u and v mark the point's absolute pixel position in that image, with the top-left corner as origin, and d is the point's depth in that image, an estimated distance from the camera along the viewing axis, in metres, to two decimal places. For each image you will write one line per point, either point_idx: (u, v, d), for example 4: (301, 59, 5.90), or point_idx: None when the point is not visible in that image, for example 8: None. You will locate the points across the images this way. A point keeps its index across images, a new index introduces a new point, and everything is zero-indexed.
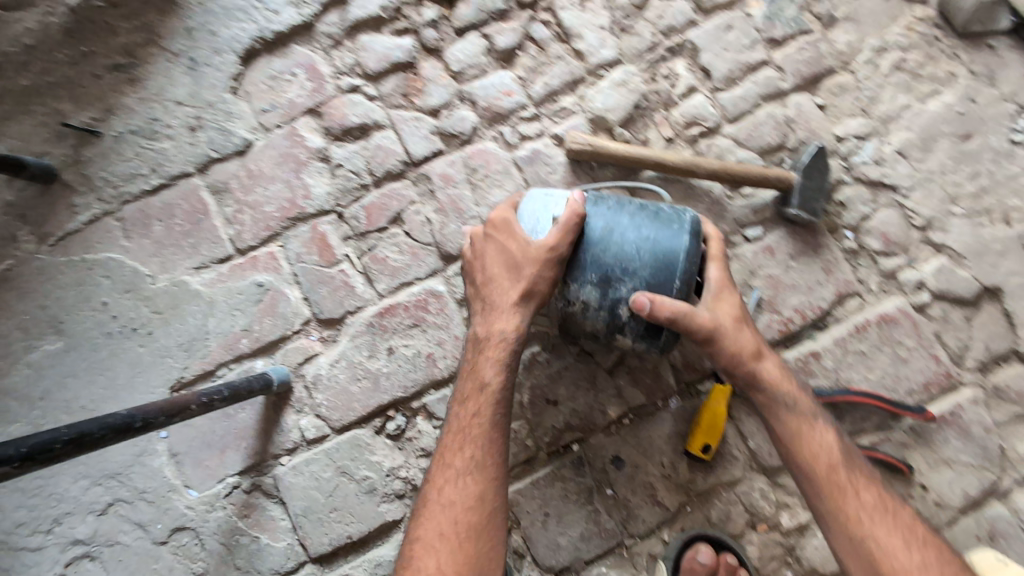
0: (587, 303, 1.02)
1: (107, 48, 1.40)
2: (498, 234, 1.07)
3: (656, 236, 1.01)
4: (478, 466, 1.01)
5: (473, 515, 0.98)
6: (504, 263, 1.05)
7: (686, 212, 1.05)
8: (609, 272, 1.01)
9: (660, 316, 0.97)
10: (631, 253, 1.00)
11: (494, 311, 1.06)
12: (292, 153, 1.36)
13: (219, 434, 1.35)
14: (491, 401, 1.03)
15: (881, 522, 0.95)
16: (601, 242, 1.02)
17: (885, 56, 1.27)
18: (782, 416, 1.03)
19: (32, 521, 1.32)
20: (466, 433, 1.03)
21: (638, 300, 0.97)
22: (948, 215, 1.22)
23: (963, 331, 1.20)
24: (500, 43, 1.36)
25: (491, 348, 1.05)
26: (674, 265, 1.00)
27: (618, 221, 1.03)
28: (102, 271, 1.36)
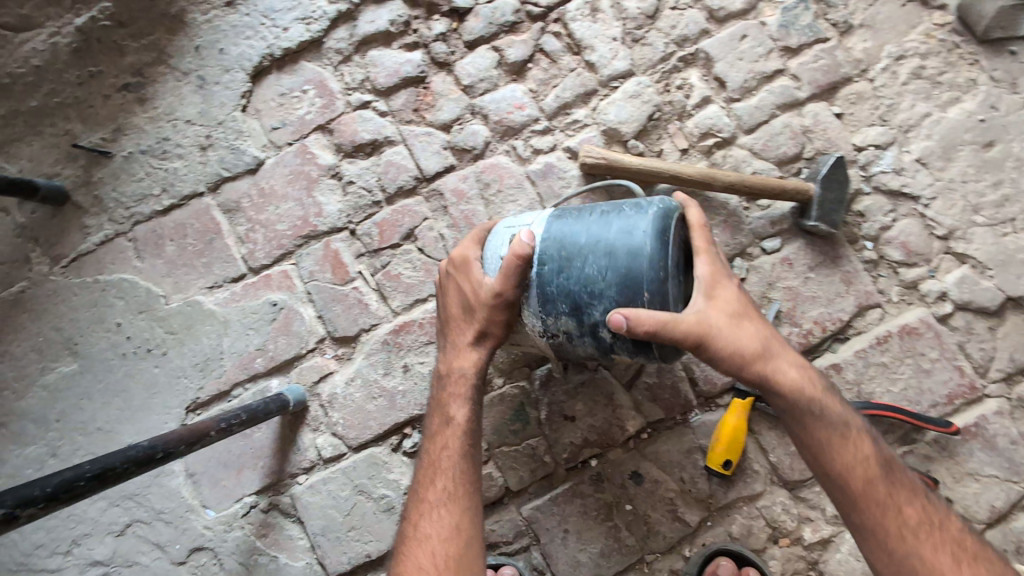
0: (569, 333, 0.97)
1: (116, 68, 1.39)
2: (457, 272, 1.09)
3: (617, 249, 0.91)
4: (450, 496, 1.02)
5: (453, 545, 0.98)
6: (461, 305, 1.08)
7: (650, 208, 0.91)
8: (577, 299, 0.94)
9: (640, 332, 0.86)
10: (594, 274, 0.92)
11: (455, 351, 1.09)
12: (304, 170, 1.35)
13: (236, 454, 1.34)
14: (457, 434, 1.06)
15: (929, 540, 0.88)
16: (563, 268, 0.95)
17: (904, 63, 1.25)
18: (806, 422, 0.94)
19: (51, 542, 1.33)
20: (438, 467, 1.04)
21: (613, 318, 0.87)
22: (970, 224, 1.20)
23: (987, 341, 1.18)
24: (511, 56, 1.34)
25: (453, 386, 1.08)
26: (639, 278, 0.89)
27: (576, 240, 0.95)
28: (116, 292, 1.36)
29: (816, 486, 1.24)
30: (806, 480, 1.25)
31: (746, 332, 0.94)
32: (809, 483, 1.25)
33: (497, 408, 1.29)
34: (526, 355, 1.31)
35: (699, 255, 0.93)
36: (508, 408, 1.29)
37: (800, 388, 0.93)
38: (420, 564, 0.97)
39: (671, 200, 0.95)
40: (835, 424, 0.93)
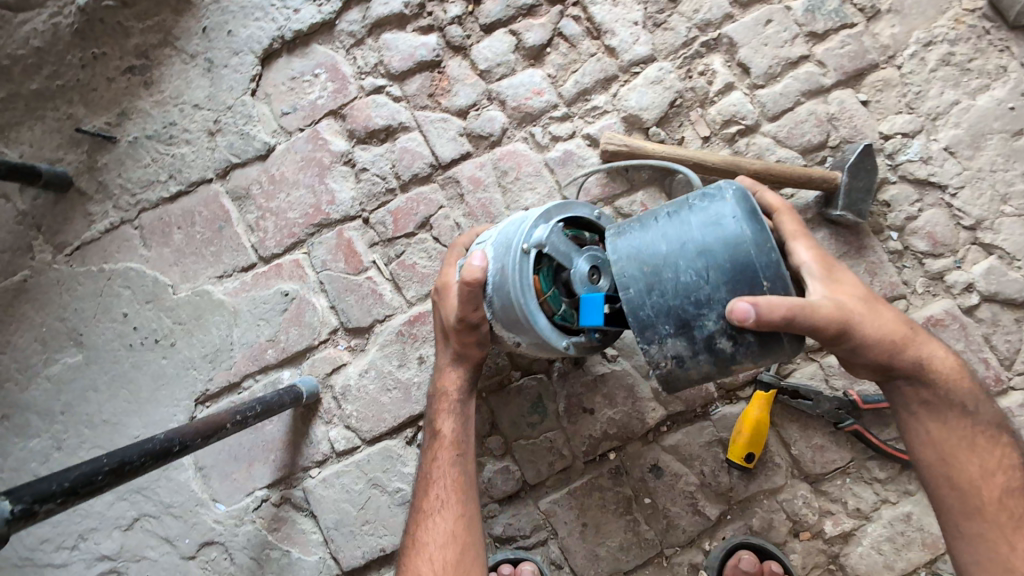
0: (679, 357, 0.83)
1: (120, 50, 1.35)
2: (437, 299, 1.10)
3: (711, 244, 0.80)
4: (444, 504, 1.01)
5: (452, 551, 0.97)
6: (441, 329, 1.10)
7: (725, 190, 0.82)
8: (683, 314, 0.81)
9: (775, 316, 0.75)
10: (694, 280, 0.80)
11: (439, 370, 1.11)
12: (315, 156, 1.32)
13: (247, 447, 1.31)
14: (445, 447, 1.06)
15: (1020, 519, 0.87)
16: (652, 286, 0.82)
17: (933, 49, 1.22)
18: (936, 412, 0.90)
19: (57, 537, 1.30)
20: (431, 478, 1.04)
21: (738, 307, 0.75)
22: (997, 215, 1.18)
23: (1013, 333, 1.16)
24: (529, 40, 1.31)
25: (440, 402, 1.09)
26: (751, 266, 0.78)
27: (656, 251, 0.83)
28: (122, 281, 1.32)
29: (838, 479, 1.23)
30: (828, 473, 1.23)
31: (882, 318, 0.86)
32: (831, 477, 1.23)
33: (514, 400, 1.27)
34: None
35: (794, 238, 0.88)
36: (525, 401, 1.27)
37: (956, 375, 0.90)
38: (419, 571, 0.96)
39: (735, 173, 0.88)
40: (944, 396, 0.90)
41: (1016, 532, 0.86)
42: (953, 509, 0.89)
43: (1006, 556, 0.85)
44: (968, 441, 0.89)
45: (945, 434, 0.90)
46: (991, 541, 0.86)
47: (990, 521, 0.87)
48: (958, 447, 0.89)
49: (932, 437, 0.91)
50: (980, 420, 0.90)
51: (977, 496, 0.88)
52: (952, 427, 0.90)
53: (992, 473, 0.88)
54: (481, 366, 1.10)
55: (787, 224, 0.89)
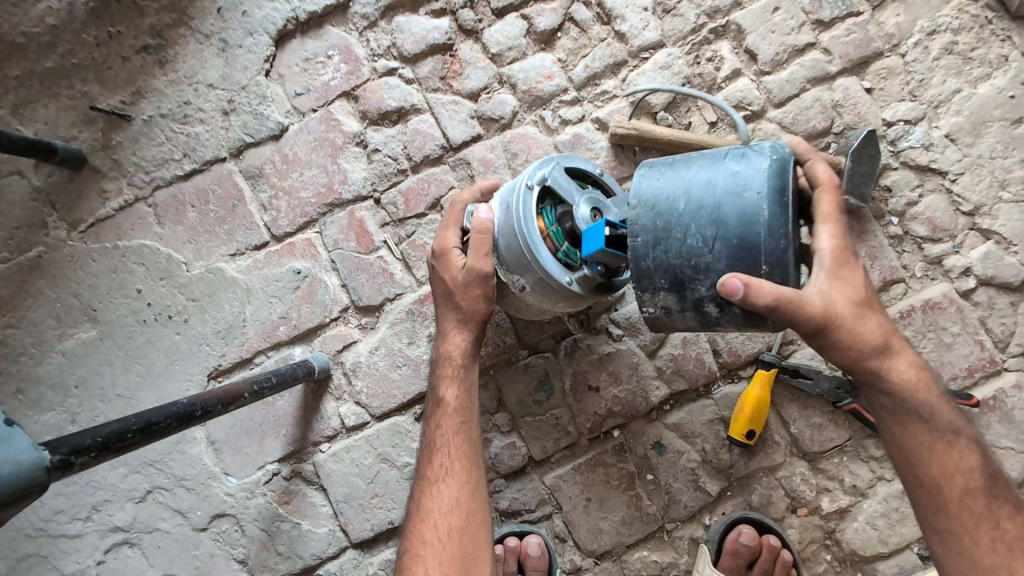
0: (667, 308, 0.86)
1: (135, 29, 1.36)
2: (436, 262, 1.10)
3: (726, 214, 0.79)
4: (448, 471, 1.03)
5: (457, 518, 1.00)
6: (442, 292, 1.10)
7: (761, 161, 0.80)
8: (679, 274, 0.83)
9: (759, 300, 0.76)
10: (699, 245, 0.81)
11: (442, 334, 1.12)
12: (328, 137, 1.34)
13: (258, 422, 1.34)
14: (450, 415, 1.07)
15: (978, 515, 0.84)
16: (659, 241, 0.83)
17: (937, 38, 1.25)
18: (904, 418, 0.87)
19: (70, 509, 1.32)
20: (436, 445, 1.06)
21: (730, 282, 0.77)
22: (995, 201, 1.21)
23: (1008, 316, 1.19)
24: (541, 25, 1.33)
25: (444, 369, 1.10)
26: (757, 248, 0.78)
27: (674, 206, 0.83)
28: (136, 258, 1.34)
29: (836, 457, 1.26)
30: (826, 452, 1.27)
31: (867, 325, 0.85)
32: (829, 455, 1.27)
33: (521, 377, 1.30)
34: (550, 326, 1.31)
35: (824, 221, 0.83)
36: (533, 378, 1.30)
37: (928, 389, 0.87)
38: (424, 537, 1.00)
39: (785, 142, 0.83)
40: (910, 403, 0.87)
41: (980, 527, 0.84)
42: (921, 504, 0.88)
43: (968, 549, 0.84)
44: (927, 444, 0.87)
45: (904, 434, 0.88)
46: (956, 534, 0.85)
47: (952, 517, 0.85)
48: (921, 448, 0.87)
49: (894, 434, 0.89)
50: (944, 423, 0.87)
51: (938, 494, 0.86)
52: (913, 433, 0.87)
53: (953, 473, 0.85)
54: (484, 329, 1.11)
55: (825, 203, 0.83)
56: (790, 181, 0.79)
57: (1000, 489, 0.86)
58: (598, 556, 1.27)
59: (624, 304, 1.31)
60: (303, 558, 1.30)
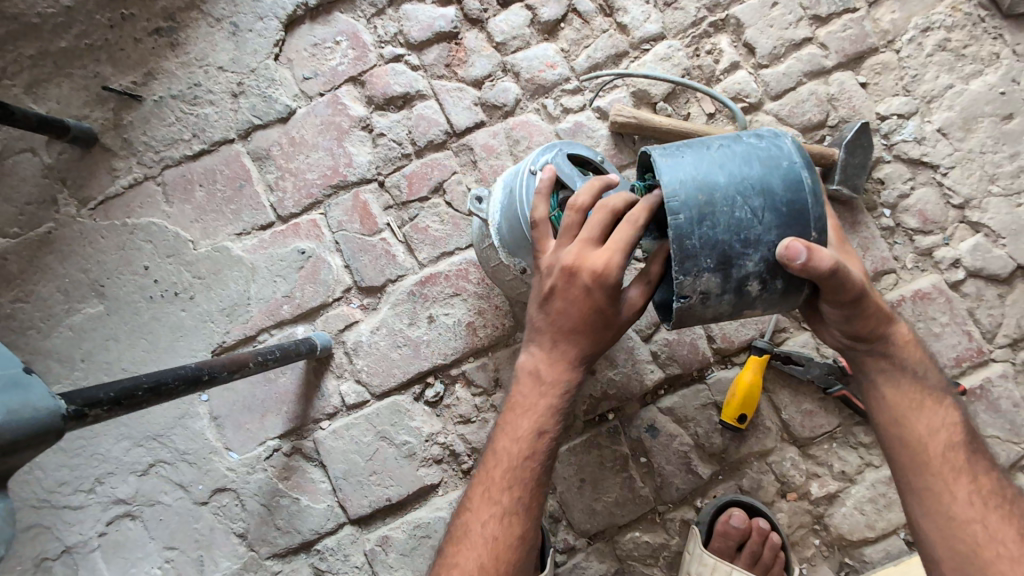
0: (708, 292, 0.80)
1: (148, 12, 1.40)
2: (604, 287, 0.83)
3: (771, 184, 0.79)
4: (526, 505, 0.87)
5: (504, 556, 0.85)
6: (592, 324, 0.86)
7: (780, 139, 0.83)
8: (726, 251, 0.78)
9: (821, 264, 0.75)
10: (748, 217, 0.78)
11: (556, 347, 0.89)
12: (335, 121, 1.37)
13: (260, 398, 1.37)
14: (544, 446, 0.89)
15: (956, 471, 0.86)
16: (705, 217, 0.78)
17: (930, 35, 1.29)
18: (900, 379, 0.90)
19: (73, 481, 1.34)
20: (518, 470, 0.88)
21: (793, 246, 0.75)
22: (984, 195, 1.24)
23: (996, 308, 1.22)
24: (545, 15, 1.36)
25: (547, 387, 0.89)
26: (804, 214, 0.79)
27: (714, 181, 0.79)
28: (145, 235, 1.37)
29: (825, 444, 1.29)
30: (815, 438, 1.29)
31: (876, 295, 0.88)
32: (818, 441, 1.30)
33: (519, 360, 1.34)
34: None
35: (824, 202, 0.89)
36: None
37: (918, 350, 0.91)
38: (461, 561, 0.86)
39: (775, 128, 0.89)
40: (910, 364, 0.91)
41: (960, 481, 0.85)
42: (902, 461, 0.89)
43: (948, 505, 0.85)
44: (917, 401, 0.89)
45: (898, 395, 0.90)
46: (935, 490, 0.86)
47: (935, 473, 0.86)
48: (909, 407, 0.89)
49: (887, 397, 0.90)
50: (931, 381, 0.91)
51: (921, 452, 0.88)
52: (904, 390, 0.90)
53: (936, 430, 0.88)
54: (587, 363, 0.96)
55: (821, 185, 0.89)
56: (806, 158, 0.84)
57: (978, 448, 0.88)
58: (591, 536, 1.29)
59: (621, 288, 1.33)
60: (301, 533, 1.33)
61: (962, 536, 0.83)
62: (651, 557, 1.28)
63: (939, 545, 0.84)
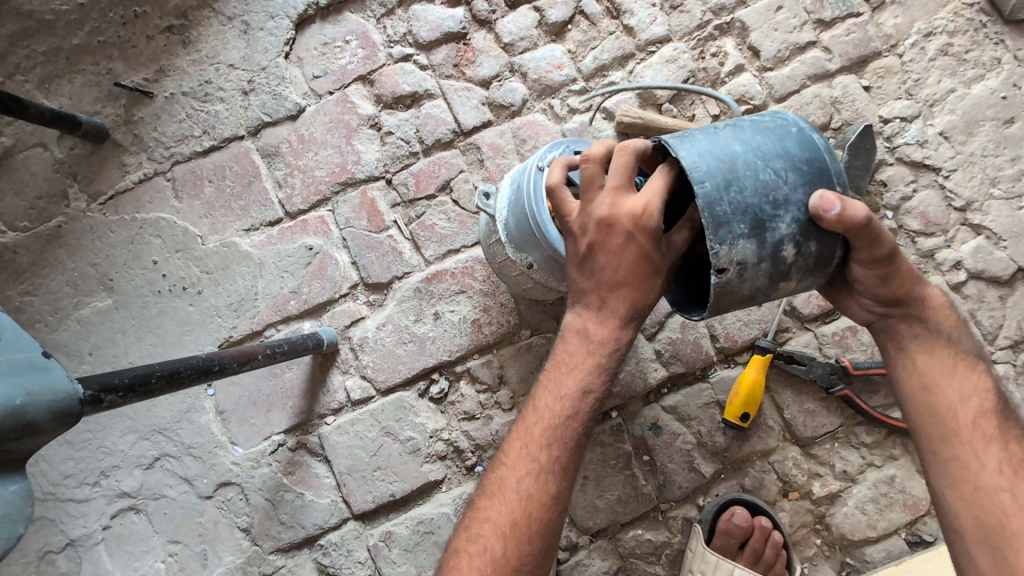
0: (744, 262, 0.79)
1: (160, 10, 1.41)
2: (645, 231, 0.83)
3: (788, 147, 0.82)
4: (564, 465, 0.87)
5: (537, 513, 0.85)
6: (640, 273, 0.86)
7: (784, 112, 0.87)
8: (758, 215, 0.79)
9: (855, 215, 0.76)
10: (773, 179, 0.80)
11: (606, 305, 0.88)
12: (343, 119, 1.38)
13: (266, 393, 1.37)
14: (586, 407, 0.88)
15: (986, 440, 0.85)
16: (731, 183, 0.79)
17: (933, 40, 1.31)
18: (934, 343, 0.88)
19: (79, 473, 1.35)
20: (558, 429, 0.87)
21: (825, 198, 0.77)
22: (986, 197, 1.26)
23: (997, 310, 1.23)
24: (552, 17, 1.38)
25: (595, 346, 0.89)
26: (826, 172, 0.81)
27: (733, 151, 0.81)
28: (154, 230, 1.38)
29: (827, 443, 1.30)
30: (817, 438, 1.30)
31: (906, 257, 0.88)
32: (820, 441, 1.30)
33: (523, 357, 1.35)
34: (553, 308, 1.36)
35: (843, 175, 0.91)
36: (534, 357, 1.35)
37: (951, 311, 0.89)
38: (493, 514, 0.87)
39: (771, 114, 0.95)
40: (943, 327, 0.89)
41: (989, 449, 0.84)
42: (929, 428, 0.88)
43: (976, 474, 0.83)
44: (950, 367, 0.88)
45: (930, 360, 0.88)
46: (964, 457, 0.84)
47: (963, 442, 0.85)
48: (940, 374, 0.87)
49: (919, 364, 0.89)
50: (964, 348, 0.89)
51: (951, 420, 0.86)
52: (937, 354, 0.88)
53: (968, 397, 0.86)
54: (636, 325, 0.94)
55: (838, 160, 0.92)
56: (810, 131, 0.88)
57: (1012, 416, 0.87)
58: (593, 534, 1.30)
59: None
60: (305, 528, 1.33)
61: (989, 504, 0.82)
62: (653, 555, 1.29)
63: (964, 513, 0.83)
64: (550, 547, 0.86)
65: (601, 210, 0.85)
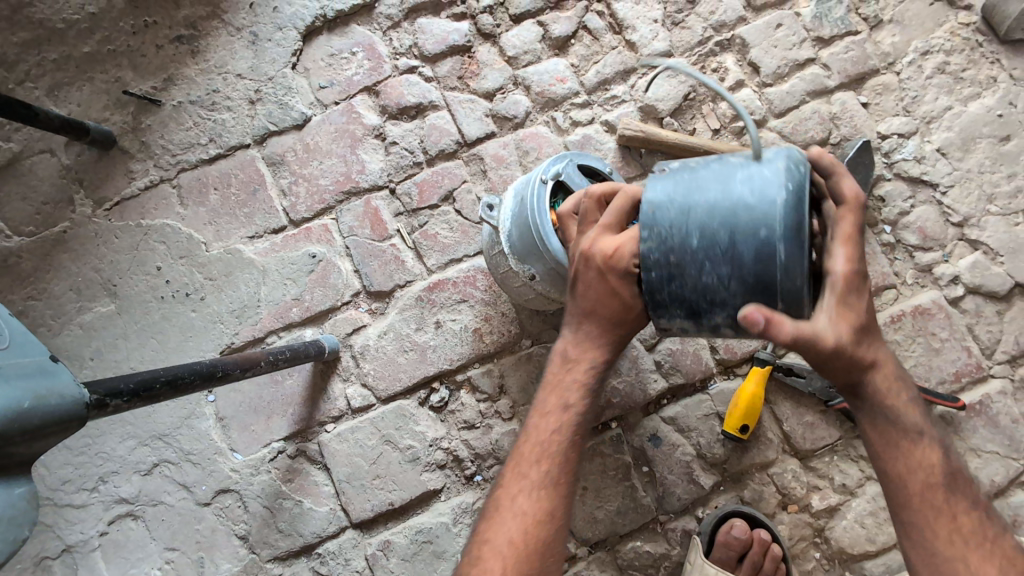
0: (684, 330, 0.85)
1: (170, 20, 1.44)
2: (615, 270, 0.87)
3: (741, 252, 0.77)
4: (555, 481, 0.90)
5: (534, 531, 0.88)
6: (611, 307, 0.90)
7: (778, 195, 0.76)
8: (694, 307, 0.82)
9: (776, 337, 0.74)
10: (713, 283, 0.79)
11: (576, 325, 0.94)
12: (349, 129, 1.40)
13: (266, 400, 1.38)
14: (572, 421, 0.92)
15: (937, 511, 0.84)
16: (674, 276, 0.82)
17: (929, 58, 1.33)
18: (877, 422, 0.87)
19: (77, 479, 1.34)
20: (546, 447, 0.91)
21: (751, 314, 0.73)
22: (983, 213, 1.27)
23: (995, 325, 1.24)
24: (556, 31, 1.41)
25: (575, 369, 0.93)
26: (774, 287, 0.77)
27: (687, 242, 0.80)
28: (158, 236, 1.39)
29: (826, 456, 1.31)
30: (816, 450, 1.31)
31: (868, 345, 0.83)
32: (819, 454, 1.31)
33: (524, 367, 1.36)
34: (553, 317, 1.37)
35: (841, 244, 0.79)
36: (535, 367, 1.36)
37: (902, 394, 0.86)
38: (492, 536, 0.88)
39: (802, 158, 0.80)
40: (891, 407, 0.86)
41: (941, 520, 0.84)
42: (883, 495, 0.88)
43: (929, 542, 0.84)
44: (893, 444, 0.86)
45: (875, 436, 0.87)
46: (916, 525, 0.85)
47: (914, 510, 0.85)
48: (885, 446, 0.86)
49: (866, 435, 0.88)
50: (913, 423, 0.86)
51: (899, 489, 0.86)
52: (882, 430, 0.87)
53: (915, 469, 0.85)
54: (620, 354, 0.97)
55: (845, 224, 0.80)
56: (805, 210, 0.77)
57: (961, 485, 0.86)
58: (592, 545, 1.29)
59: None
60: (303, 536, 1.33)
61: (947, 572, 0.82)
62: (652, 566, 1.28)
63: None
64: (552, 565, 0.87)
65: (582, 242, 0.91)
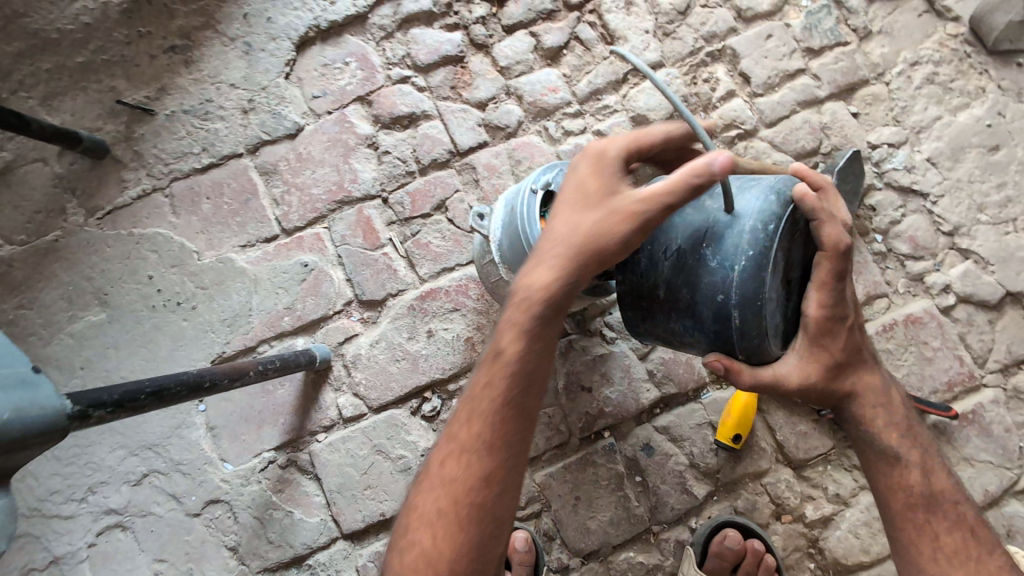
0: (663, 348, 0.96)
1: (164, 31, 1.44)
2: (591, 163, 0.86)
3: (701, 311, 0.83)
4: (486, 441, 0.84)
5: (461, 503, 0.83)
6: (578, 202, 0.85)
7: (735, 262, 0.79)
8: (668, 340, 0.92)
9: (735, 381, 0.84)
10: (679, 329, 0.88)
11: (535, 261, 0.86)
12: (341, 138, 1.41)
13: (257, 410, 1.37)
14: (508, 373, 0.84)
15: (920, 529, 0.86)
16: (648, 317, 0.91)
17: (918, 69, 1.34)
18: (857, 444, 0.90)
19: (66, 489, 1.33)
20: (477, 403, 0.86)
21: (711, 363, 0.84)
22: (974, 222, 1.27)
23: (987, 333, 1.24)
24: (548, 42, 1.42)
25: (516, 308, 0.85)
26: (730, 342, 0.82)
27: (654, 292, 0.88)
28: (150, 246, 1.39)
29: (820, 465, 1.30)
30: (810, 459, 1.30)
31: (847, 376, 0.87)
32: (813, 463, 1.30)
33: None
34: None
35: (817, 289, 0.82)
36: None
37: (886, 419, 0.88)
38: (420, 505, 0.86)
39: (774, 215, 0.79)
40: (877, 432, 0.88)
41: (924, 538, 0.85)
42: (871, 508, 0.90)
43: (911, 558, 0.86)
44: (870, 464, 0.89)
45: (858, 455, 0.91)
46: (899, 541, 0.87)
47: (897, 526, 0.87)
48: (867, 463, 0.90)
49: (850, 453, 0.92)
50: (898, 444, 0.88)
51: (884, 507, 0.89)
52: (864, 449, 0.89)
53: (898, 488, 0.87)
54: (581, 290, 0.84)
55: (822, 270, 0.81)
56: (764, 275, 0.78)
57: (944, 505, 0.86)
58: (585, 556, 1.28)
59: (617, 307, 1.36)
60: (293, 547, 1.31)
61: None
62: None
63: None
64: (484, 536, 0.82)
65: None
